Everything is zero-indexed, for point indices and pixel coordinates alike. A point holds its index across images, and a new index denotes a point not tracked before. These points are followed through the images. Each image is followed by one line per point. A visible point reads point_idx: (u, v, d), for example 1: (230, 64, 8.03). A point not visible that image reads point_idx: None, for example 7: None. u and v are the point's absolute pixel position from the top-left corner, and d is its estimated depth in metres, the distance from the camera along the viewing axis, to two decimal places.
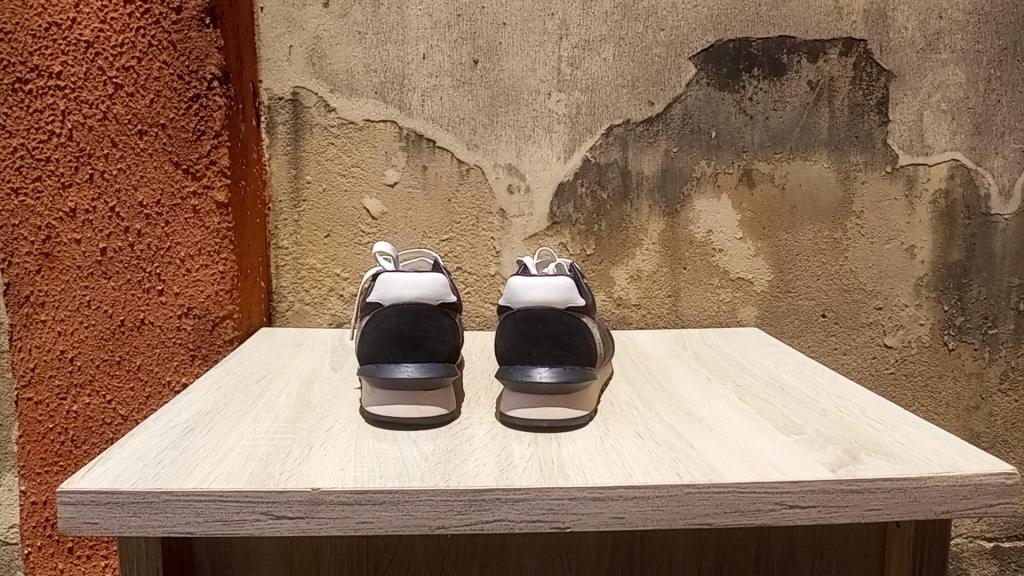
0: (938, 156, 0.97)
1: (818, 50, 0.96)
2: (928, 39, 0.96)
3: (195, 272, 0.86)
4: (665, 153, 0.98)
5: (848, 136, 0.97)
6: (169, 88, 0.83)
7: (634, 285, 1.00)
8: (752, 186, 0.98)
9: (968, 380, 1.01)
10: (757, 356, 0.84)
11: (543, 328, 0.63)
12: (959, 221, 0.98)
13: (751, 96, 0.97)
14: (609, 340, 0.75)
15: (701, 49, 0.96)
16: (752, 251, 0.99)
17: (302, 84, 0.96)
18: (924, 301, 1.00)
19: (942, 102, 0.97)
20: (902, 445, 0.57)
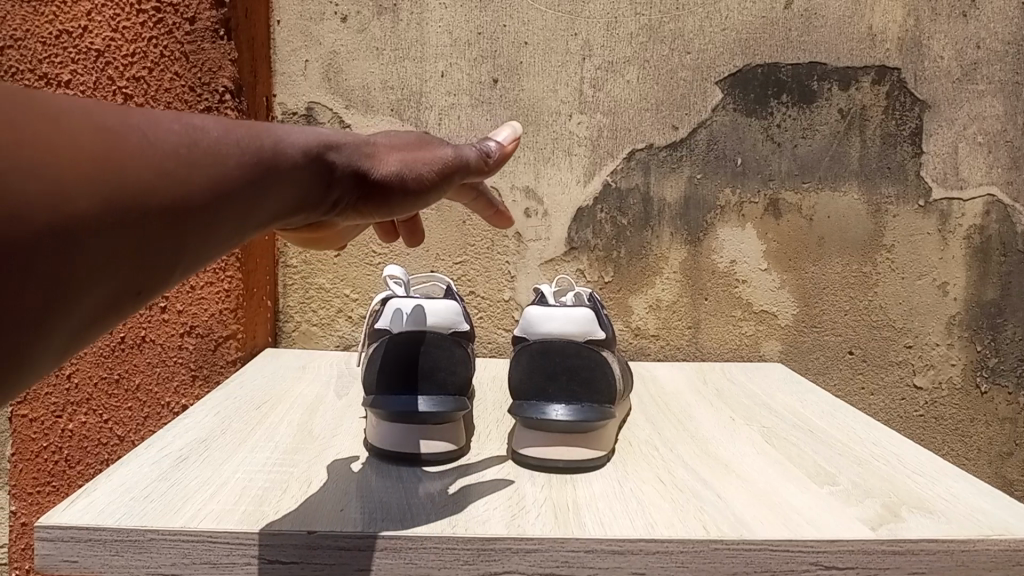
0: (973, 191, 0.94)
1: (849, 78, 0.93)
2: (964, 69, 0.93)
3: (199, 290, 0.83)
4: (688, 180, 0.94)
5: (880, 167, 0.94)
6: (179, 99, 0.81)
7: (653, 315, 0.96)
8: (778, 217, 0.95)
9: (1001, 425, 0.96)
10: (782, 395, 0.80)
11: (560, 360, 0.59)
12: (994, 258, 0.94)
13: (779, 123, 0.94)
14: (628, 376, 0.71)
15: (728, 74, 0.93)
16: (777, 283, 0.95)
17: (316, 100, 0.93)
18: (956, 341, 0.95)
19: (978, 135, 0.93)
20: (946, 501, 0.53)
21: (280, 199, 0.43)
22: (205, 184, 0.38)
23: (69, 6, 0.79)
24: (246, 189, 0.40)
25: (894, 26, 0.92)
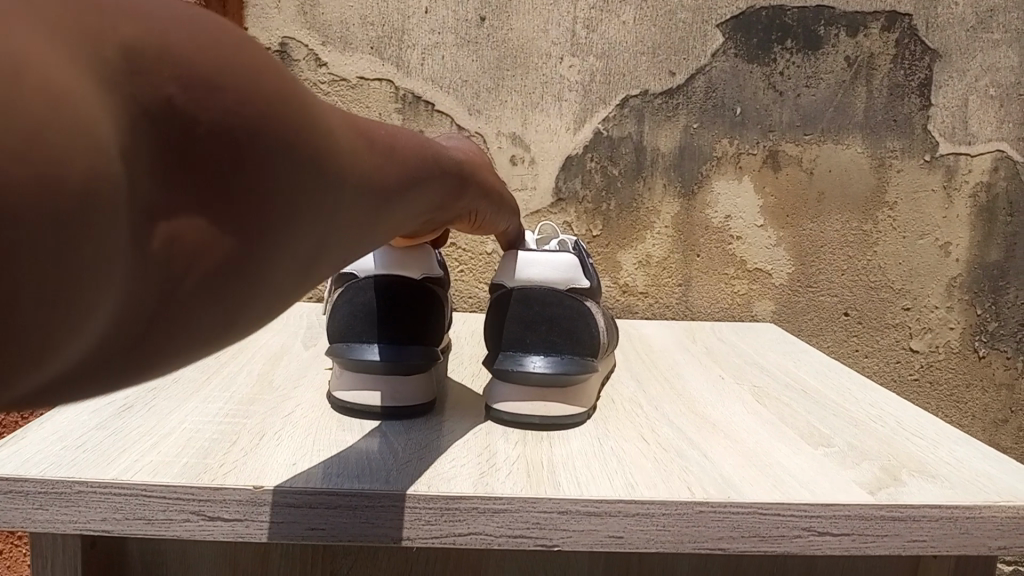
0: (982, 147, 0.89)
1: (858, 24, 0.88)
2: (979, 17, 0.88)
3: None
4: (684, 129, 0.89)
5: (885, 120, 0.89)
6: None
7: (642, 272, 0.92)
8: (777, 169, 0.90)
9: (998, 390, 0.93)
10: (774, 355, 0.76)
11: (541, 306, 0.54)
12: (1001, 218, 0.90)
13: (782, 70, 0.88)
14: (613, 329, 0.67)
15: (730, 16, 0.88)
16: (773, 239, 0.91)
17: (291, 35, 0.88)
18: (956, 303, 0.92)
19: (991, 87, 0.88)
20: (949, 465, 0.49)
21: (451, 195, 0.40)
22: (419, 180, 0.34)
23: None
24: (439, 184, 0.37)
25: None
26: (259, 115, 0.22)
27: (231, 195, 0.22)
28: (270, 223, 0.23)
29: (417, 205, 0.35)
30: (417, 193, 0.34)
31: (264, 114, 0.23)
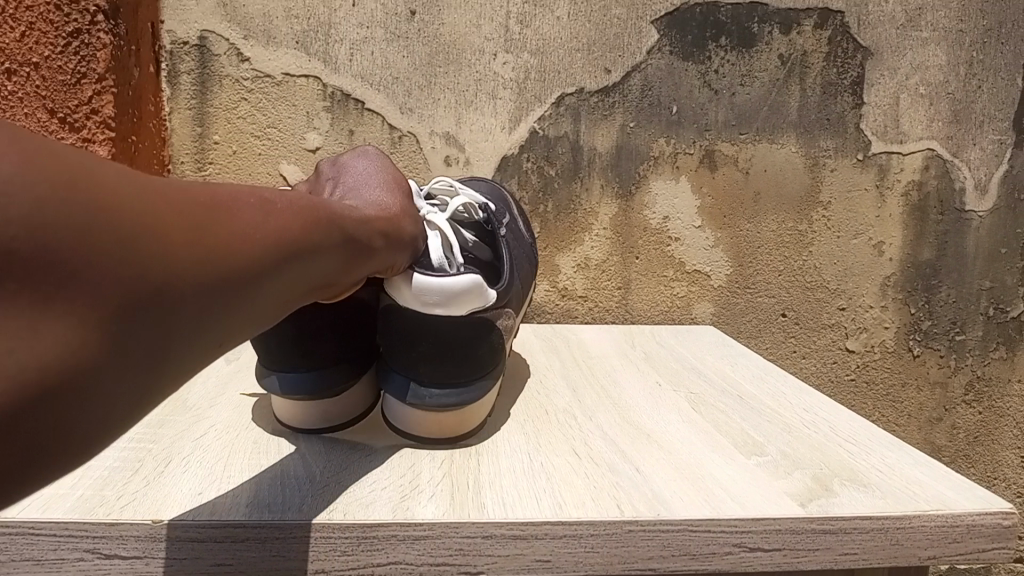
0: (913, 146, 0.89)
1: (791, 21, 0.87)
2: (910, 15, 0.87)
3: None
4: (620, 128, 0.88)
5: (819, 119, 0.89)
6: (43, 20, 0.71)
7: (581, 275, 0.90)
8: (714, 169, 0.89)
9: (932, 389, 0.94)
10: (712, 359, 0.76)
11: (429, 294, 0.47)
12: (932, 217, 0.91)
13: (717, 69, 0.88)
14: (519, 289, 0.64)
15: (665, 13, 0.86)
16: (710, 241, 0.91)
17: (209, 28, 0.83)
18: (890, 303, 0.92)
19: (922, 86, 0.88)
20: (881, 472, 0.49)
21: (354, 251, 0.40)
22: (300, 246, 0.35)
23: None
24: (332, 241, 0.38)
25: None
26: (54, 235, 0.24)
27: (37, 306, 0.24)
28: (93, 330, 0.25)
29: (306, 268, 0.36)
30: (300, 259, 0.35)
31: (66, 225, 0.24)
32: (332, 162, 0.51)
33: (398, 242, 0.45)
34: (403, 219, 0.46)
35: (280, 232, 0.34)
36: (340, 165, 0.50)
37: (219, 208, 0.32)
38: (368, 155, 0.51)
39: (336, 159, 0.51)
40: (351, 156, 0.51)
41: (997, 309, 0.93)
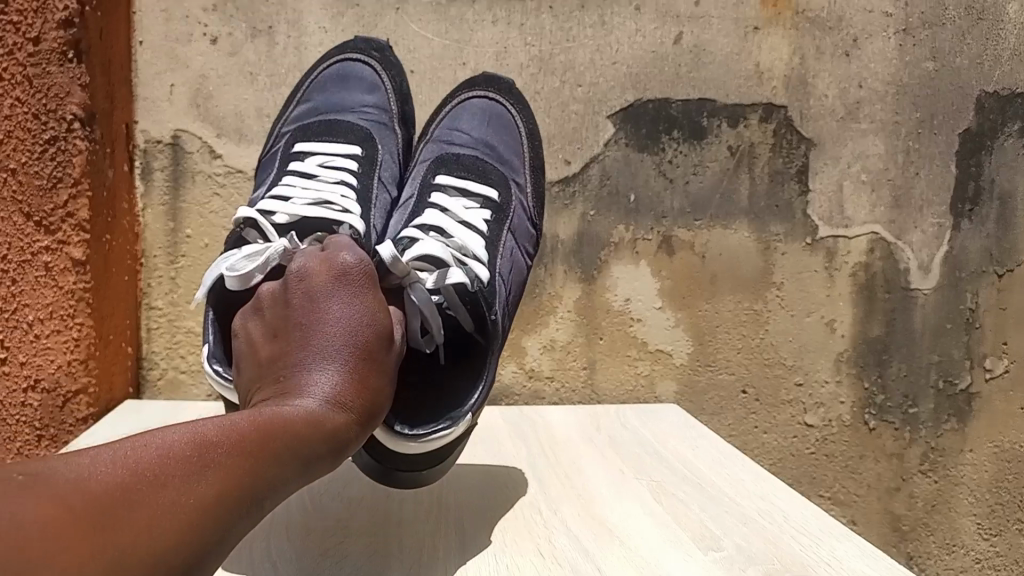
0: (858, 229, 0.94)
1: (738, 115, 0.92)
2: (848, 108, 0.93)
3: (43, 339, 0.77)
4: (581, 216, 0.92)
5: (768, 206, 0.93)
6: (21, 128, 0.74)
7: (547, 356, 0.93)
8: (671, 254, 0.93)
9: (889, 460, 0.97)
10: (675, 442, 0.78)
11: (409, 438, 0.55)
12: (879, 295, 0.95)
13: (671, 159, 0.92)
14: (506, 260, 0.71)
15: (619, 108, 0.91)
16: (671, 321, 0.94)
17: (183, 128, 0.86)
18: (845, 378, 0.96)
19: (862, 173, 0.94)
20: (830, 568, 0.52)
21: (308, 459, 0.45)
22: (243, 488, 0.40)
23: None
24: (283, 463, 0.43)
25: (781, 65, 0.92)
26: None
27: None
28: None
29: (258, 500, 0.41)
30: (248, 496, 0.41)
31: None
32: (310, 292, 0.52)
33: (358, 421, 0.49)
34: (361, 393, 0.49)
35: (219, 484, 0.40)
36: (316, 302, 0.52)
37: (144, 490, 0.37)
38: (346, 297, 0.52)
39: (315, 293, 0.52)
40: (329, 290, 0.52)
41: (946, 382, 0.97)
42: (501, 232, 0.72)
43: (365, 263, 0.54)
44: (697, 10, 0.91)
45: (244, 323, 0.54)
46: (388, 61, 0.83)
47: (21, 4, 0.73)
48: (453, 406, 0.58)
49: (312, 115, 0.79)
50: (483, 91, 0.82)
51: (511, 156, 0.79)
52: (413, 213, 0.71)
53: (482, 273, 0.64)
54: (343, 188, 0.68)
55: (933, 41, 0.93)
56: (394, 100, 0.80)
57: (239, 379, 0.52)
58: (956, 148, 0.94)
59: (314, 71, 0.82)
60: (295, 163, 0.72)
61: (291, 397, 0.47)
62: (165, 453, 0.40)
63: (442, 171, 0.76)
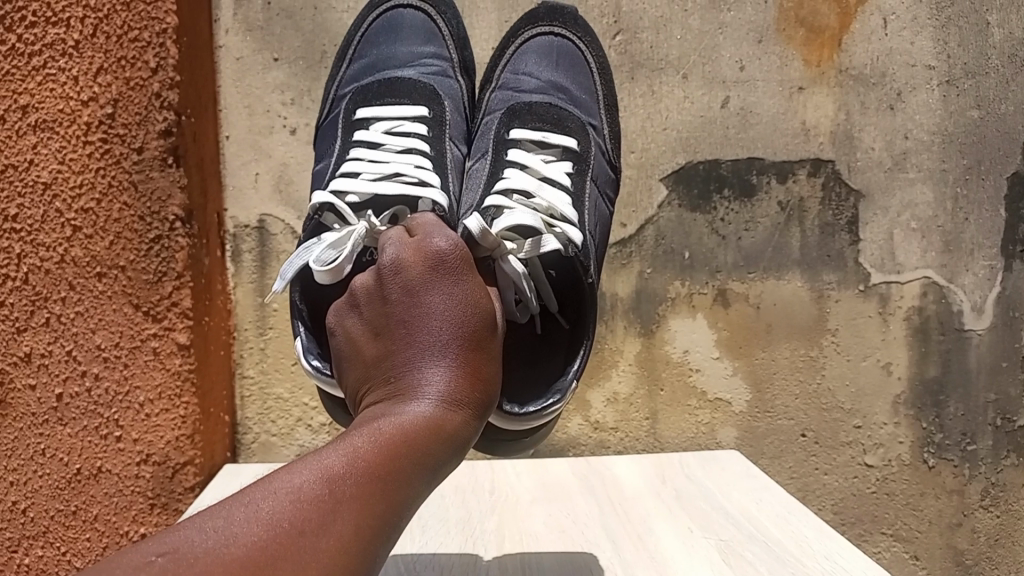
0: (910, 274, 0.97)
1: (787, 171, 0.96)
2: (895, 159, 0.96)
3: (153, 418, 0.85)
4: (638, 274, 0.96)
5: (820, 256, 0.97)
6: (129, 229, 0.83)
7: (611, 408, 0.97)
8: (727, 306, 0.98)
9: (950, 497, 0.99)
10: (738, 493, 0.82)
11: (523, 420, 0.60)
12: (934, 337, 0.98)
13: (722, 217, 0.96)
14: (591, 208, 0.74)
15: (671, 171, 0.95)
16: (729, 370, 0.98)
17: (268, 212, 0.94)
18: (903, 418, 0.99)
19: (912, 221, 0.97)
20: None
21: (429, 466, 0.48)
22: (374, 515, 0.44)
23: (15, 141, 0.81)
24: (407, 480, 0.46)
25: (826, 121, 0.96)
26: None
27: None
28: None
29: (390, 518, 0.45)
30: (381, 522, 0.45)
31: None
32: (408, 287, 0.53)
33: (472, 414, 0.51)
34: (472, 386, 0.51)
35: (351, 520, 0.44)
36: (416, 297, 0.52)
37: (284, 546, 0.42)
38: (443, 287, 0.52)
39: (412, 286, 0.52)
40: (426, 282, 0.52)
41: (1005, 419, 0.99)
42: (584, 183, 0.75)
43: (457, 246, 0.53)
44: (742, 75, 0.96)
45: (342, 317, 0.55)
46: (439, 3, 0.86)
47: (125, 116, 0.81)
48: (557, 377, 0.63)
49: (368, 73, 0.81)
50: (547, 27, 0.86)
51: (582, 95, 0.83)
52: (493, 172, 0.72)
53: (575, 234, 0.66)
54: (415, 155, 0.69)
55: (977, 90, 0.96)
56: (452, 47, 0.84)
57: (349, 376, 0.54)
58: (1004, 192, 0.97)
59: (366, 21, 0.86)
60: (361, 132, 0.73)
61: (403, 402, 0.49)
62: (296, 499, 0.44)
63: (516, 124, 0.77)
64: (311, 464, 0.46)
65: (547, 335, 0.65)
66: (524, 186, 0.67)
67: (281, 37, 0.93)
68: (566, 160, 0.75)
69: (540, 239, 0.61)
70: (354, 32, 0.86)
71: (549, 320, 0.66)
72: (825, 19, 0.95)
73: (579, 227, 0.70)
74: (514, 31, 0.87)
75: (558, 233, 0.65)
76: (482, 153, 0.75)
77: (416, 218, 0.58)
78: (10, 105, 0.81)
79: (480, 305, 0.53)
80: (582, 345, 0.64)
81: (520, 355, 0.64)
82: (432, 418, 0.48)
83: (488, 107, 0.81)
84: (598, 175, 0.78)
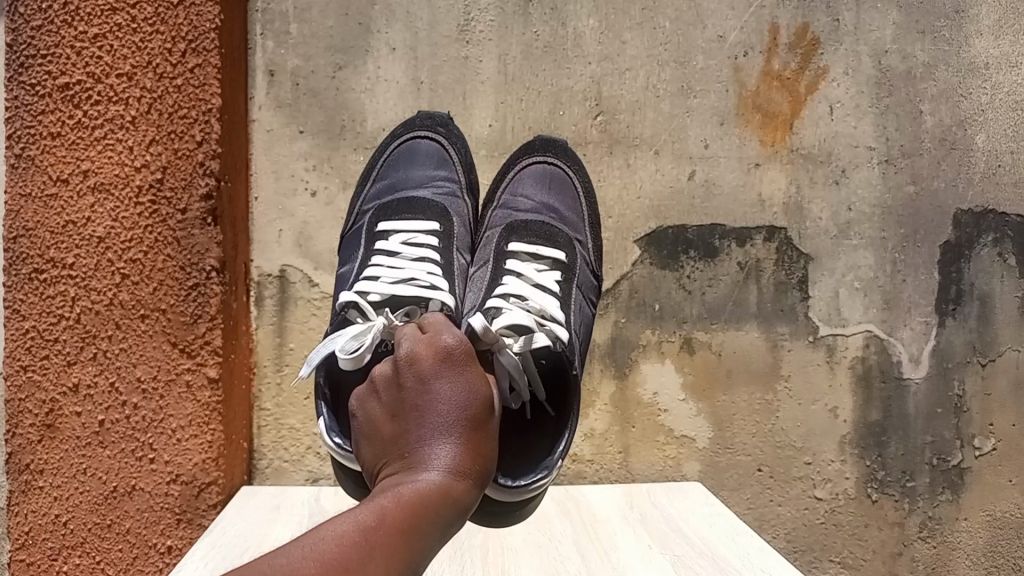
0: (854, 328, 1.10)
1: (745, 237, 1.09)
2: (840, 227, 1.10)
3: (185, 442, 0.97)
4: (614, 323, 1.09)
5: (775, 311, 1.10)
6: (171, 278, 0.96)
7: (588, 442, 1.09)
8: (692, 353, 1.10)
9: (891, 528, 1.11)
10: (695, 520, 0.93)
11: (516, 491, 0.71)
12: (876, 384, 1.10)
13: (689, 274, 1.09)
14: (575, 314, 0.88)
15: (644, 233, 1.09)
16: (693, 411, 1.10)
17: (289, 263, 1.07)
18: (849, 456, 1.11)
19: (856, 281, 1.10)
20: None
21: (441, 523, 0.59)
22: (400, 558, 0.56)
23: (75, 201, 0.95)
24: (422, 533, 0.58)
25: (779, 194, 1.10)
26: None
27: None
28: None
29: (410, 564, 0.57)
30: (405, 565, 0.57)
31: None
32: (420, 376, 0.65)
33: (474, 483, 0.62)
34: (474, 459, 0.63)
35: (384, 560, 0.56)
36: (427, 385, 0.64)
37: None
38: (450, 377, 0.64)
39: (424, 376, 0.65)
40: (436, 372, 0.65)
41: (940, 459, 1.11)
42: (571, 289, 0.89)
43: (461, 343, 0.66)
44: (706, 151, 1.10)
45: (365, 402, 0.67)
46: (452, 134, 1.01)
47: (172, 181, 0.95)
48: (545, 454, 0.76)
49: (389, 192, 0.95)
50: (541, 156, 1.00)
51: (569, 214, 0.97)
52: (493, 278, 0.86)
53: (561, 332, 0.81)
54: (427, 264, 0.83)
55: (912, 168, 1.11)
56: (461, 171, 0.97)
57: (370, 450, 0.66)
58: (938, 258, 1.10)
59: (387, 149, 1.00)
60: (381, 243, 0.87)
61: (418, 471, 0.61)
62: (340, 543, 0.56)
63: (513, 238, 0.91)
64: (350, 517, 0.58)
65: (536, 420, 0.77)
66: (519, 291, 0.81)
67: (305, 112, 1.07)
68: (556, 270, 0.90)
69: (530, 337, 0.75)
70: (378, 157, 1.00)
71: (538, 409, 0.77)
72: (778, 105, 1.09)
73: (565, 325, 0.83)
74: (514, 158, 1.01)
75: (546, 330, 0.79)
76: (483, 262, 0.90)
77: (427, 318, 0.71)
78: (73, 170, 0.95)
79: (481, 390, 0.65)
80: (566, 429, 0.77)
81: (512, 440, 0.76)
82: (443, 486, 0.60)
83: (489, 223, 0.95)
84: (582, 282, 0.92)
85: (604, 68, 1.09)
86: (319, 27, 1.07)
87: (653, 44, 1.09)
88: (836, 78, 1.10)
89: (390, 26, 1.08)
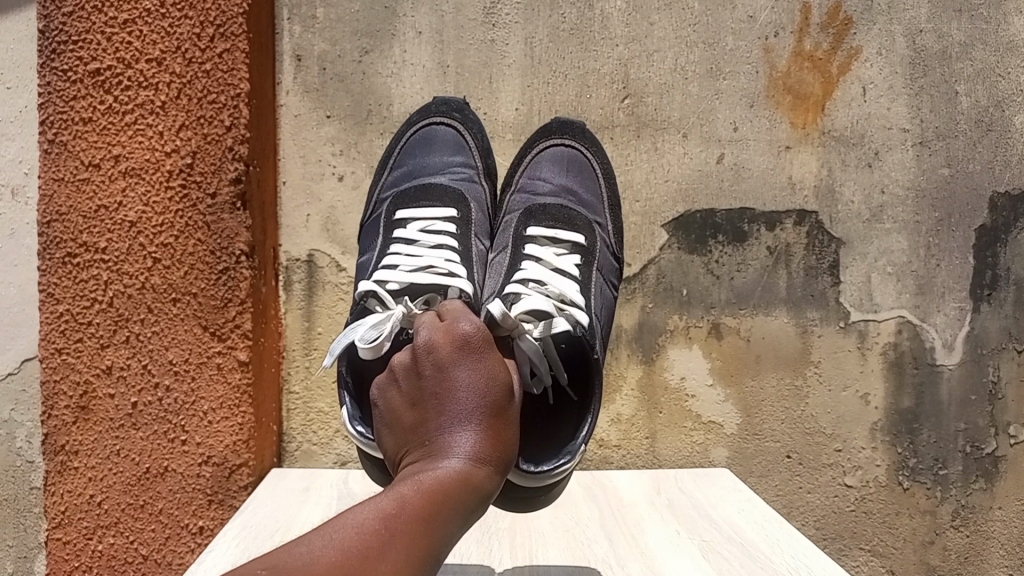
0: (886, 313, 1.08)
1: (775, 221, 1.08)
2: (872, 211, 1.08)
3: (216, 424, 0.98)
4: (641, 308, 1.08)
5: (805, 296, 1.08)
6: (201, 262, 0.97)
7: (615, 427, 1.09)
8: (720, 339, 1.09)
9: (923, 516, 1.09)
10: (723, 507, 0.93)
11: (538, 477, 0.71)
12: (909, 370, 1.09)
13: (717, 259, 1.08)
14: (597, 296, 0.87)
15: (672, 218, 1.08)
16: (721, 396, 1.09)
17: (316, 247, 1.07)
18: (880, 444, 1.09)
19: (888, 265, 1.08)
20: None
21: (462, 510, 0.59)
22: (422, 545, 0.57)
23: (107, 185, 0.96)
24: (444, 521, 0.58)
25: (810, 177, 1.08)
26: None
27: None
28: None
29: (431, 553, 0.57)
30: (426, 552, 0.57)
31: None
32: (439, 364, 0.65)
33: (495, 470, 0.62)
34: (494, 446, 0.63)
35: (405, 547, 0.56)
36: (446, 373, 0.64)
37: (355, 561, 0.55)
38: (469, 365, 0.64)
39: (443, 364, 0.64)
40: (454, 359, 0.64)
41: (973, 447, 1.09)
42: (591, 272, 0.88)
43: (480, 330, 0.66)
44: (735, 134, 1.08)
45: (385, 391, 0.67)
46: (468, 119, 1.00)
47: (201, 166, 0.96)
48: (568, 440, 0.75)
49: (407, 179, 0.95)
50: (559, 138, 1.00)
51: (589, 196, 0.97)
52: (512, 264, 0.86)
53: (582, 316, 0.79)
54: (446, 251, 0.83)
55: (947, 151, 1.08)
56: (478, 157, 0.97)
57: (392, 438, 0.66)
58: (973, 242, 1.08)
59: (404, 135, 1.00)
60: (399, 231, 0.87)
61: (440, 459, 0.61)
62: (361, 531, 0.56)
63: (532, 222, 0.90)
64: (371, 504, 0.59)
65: (559, 405, 0.77)
66: (539, 277, 0.80)
67: (331, 97, 1.07)
68: (575, 254, 0.89)
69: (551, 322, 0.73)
70: (395, 145, 1.00)
71: (560, 394, 0.77)
72: (810, 87, 1.07)
73: (586, 309, 0.82)
74: (532, 141, 1.01)
75: (567, 315, 0.77)
76: (503, 248, 0.89)
77: (446, 306, 0.70)
78: (104, 155, 0.96)
79: (501, 377, 0.65)
80: (589, 413, 0.75)
81: (536, 425, 0.76)
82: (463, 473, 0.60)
83: (508, 207, 0.95)
84: (603, 265, 0.92)
85: (632, 50, 1.07)
86: (345, 11, 1.07)
87: (681, 25, 1.07)
88: (869, 58, 1.08)
89: (416, 9, 1.07)
